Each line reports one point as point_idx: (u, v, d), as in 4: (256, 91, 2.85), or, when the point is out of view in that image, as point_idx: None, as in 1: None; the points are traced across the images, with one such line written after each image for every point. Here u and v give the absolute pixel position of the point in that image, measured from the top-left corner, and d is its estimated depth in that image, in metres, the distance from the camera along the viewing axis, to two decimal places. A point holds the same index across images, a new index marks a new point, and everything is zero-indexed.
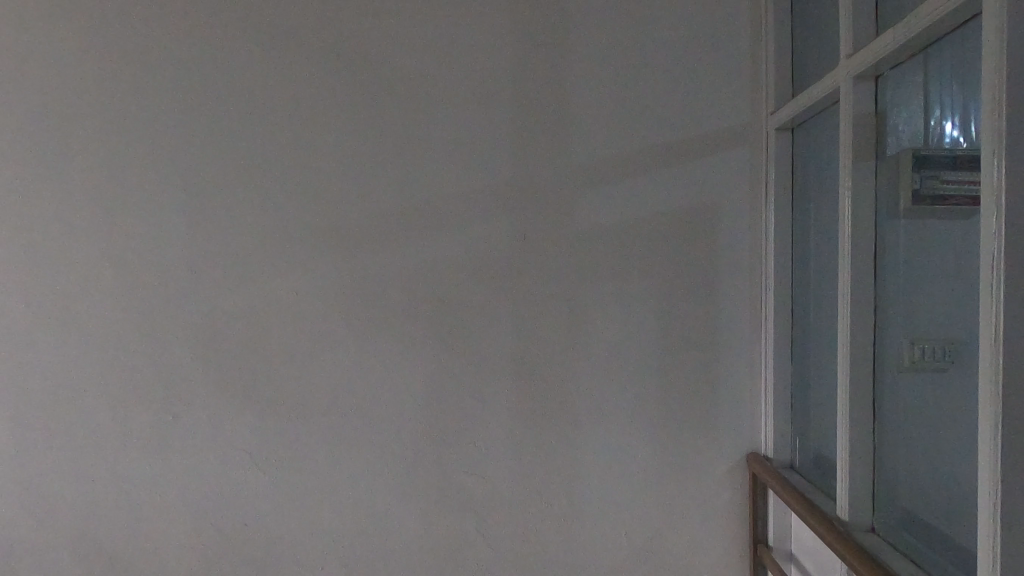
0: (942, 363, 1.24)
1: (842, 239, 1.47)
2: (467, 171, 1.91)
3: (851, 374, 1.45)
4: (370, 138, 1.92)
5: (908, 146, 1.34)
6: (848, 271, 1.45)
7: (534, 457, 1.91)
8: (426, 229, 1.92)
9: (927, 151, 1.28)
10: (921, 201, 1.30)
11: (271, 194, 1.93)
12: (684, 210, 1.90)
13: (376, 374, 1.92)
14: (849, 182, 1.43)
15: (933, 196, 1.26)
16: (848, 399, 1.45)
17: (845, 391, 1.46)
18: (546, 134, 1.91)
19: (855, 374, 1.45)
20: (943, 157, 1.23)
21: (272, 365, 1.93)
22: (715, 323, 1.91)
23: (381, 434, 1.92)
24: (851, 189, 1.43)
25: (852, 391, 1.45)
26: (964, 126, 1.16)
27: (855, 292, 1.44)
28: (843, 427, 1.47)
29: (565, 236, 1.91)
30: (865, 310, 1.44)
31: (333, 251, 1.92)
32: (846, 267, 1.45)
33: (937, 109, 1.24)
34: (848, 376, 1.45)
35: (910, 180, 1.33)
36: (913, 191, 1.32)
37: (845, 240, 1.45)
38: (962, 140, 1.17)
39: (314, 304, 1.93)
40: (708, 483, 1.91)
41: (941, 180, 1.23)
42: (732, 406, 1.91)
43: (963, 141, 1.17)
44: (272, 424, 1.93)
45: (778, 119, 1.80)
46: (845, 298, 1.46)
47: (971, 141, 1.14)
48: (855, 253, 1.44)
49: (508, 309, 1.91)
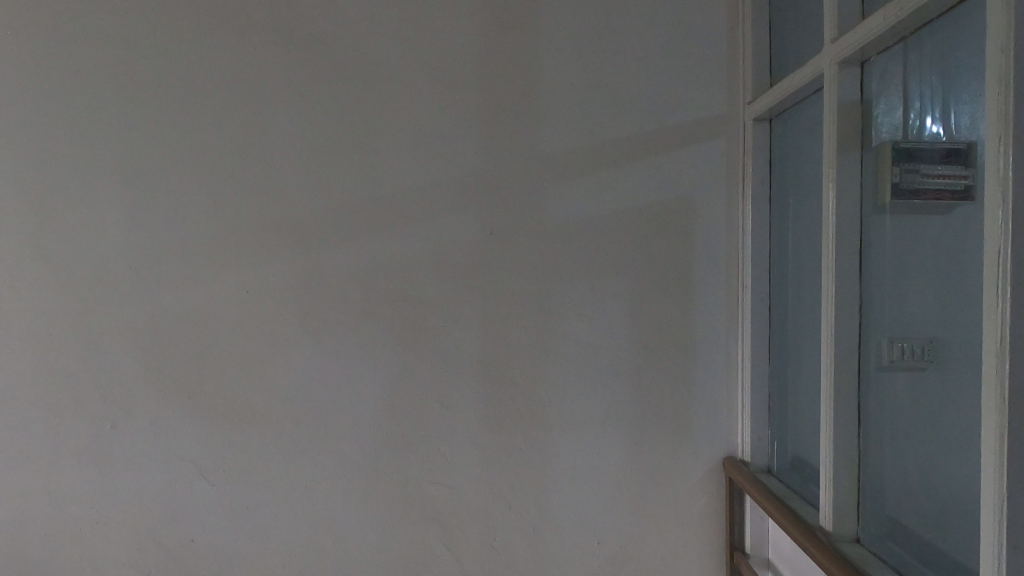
0: (921, 363, 1.20)
1: (826, 234, 1.38)
2: (430, 162, 1.80)
3: (835, 377, 1.37)
4: (326, 127, 1.80)
5: (887, 139, 1.28)
6: (833, 267, 1.36)
7: (501, 464, 1.82)
8: (386, 223, 1.80)
9: (907, 144, 1.22)
10: (902, 196, 1.24)
11: (219, 186, 1.80)
12: (658, 204, 1.82)
13: (334, 378, 1.81)
14: (834, 174, 1.35)
15: (914, 191, 1.21)
16: (832, 403, 1.37)
17: (828, 394, 1.38)
18: (514, 123, 1.81)
19: (840, 376, 1.37)
20: (925, 150, 1.17)
21: (220, 369, 1.81)
22: (690, 322, 1.83)
23: (338, 441, 1.81)
24: (835, 181, 1.35)
25: (836, 395, 1.37)
26: (950, 116, 1.10)
27: (842, 290, 1.36)
28: (827, 432, 1.39)
29: (534, 230, 1.81)
30: (851, 309, 1.36)
31: (286, 246, 1.80)
32: (830, 262, 1.36)
33: (919, 100, 1.18)
34: (834, 378, 1.37)
35: (898, 173, 1.24)
36: (893, 185, 1.26)
37: (829, 234, 1.37)
38: (947, 131, 1.11)
39: (266, 304, 1.80)
40: (683, 489, 1.83)
41: (922, 174, 1.18)
42: (708, 408, 1.83)
43: (948, 133, 1.11)
44: (221, 432, 1.80)
45: (756, 109, 1.72)
46: (828, 296, 1.38)
47: (958, 132, 1.08)
48: (840, 249, 1.35)
49: (474, 308, 1.81)
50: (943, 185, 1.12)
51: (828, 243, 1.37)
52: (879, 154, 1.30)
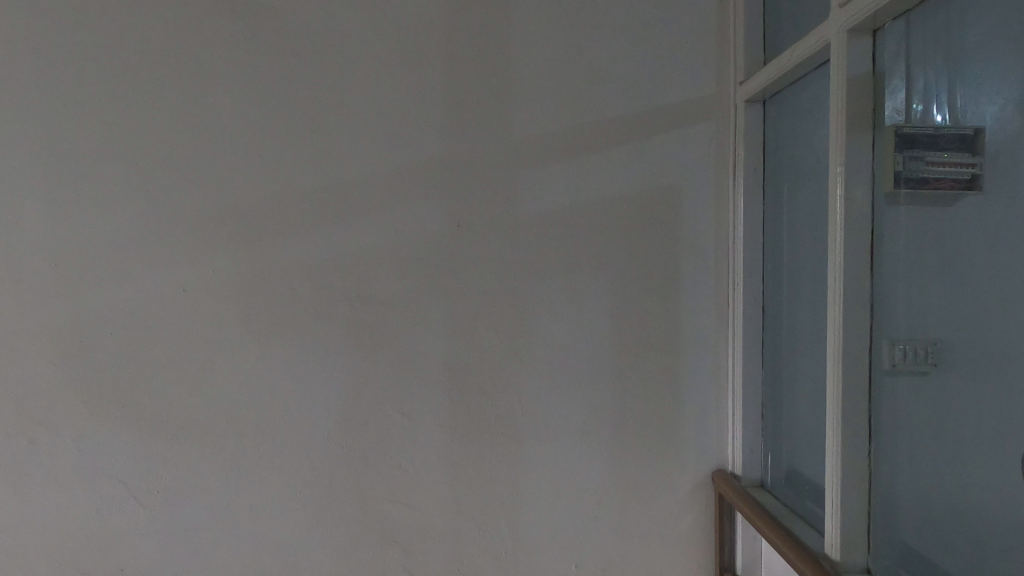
0: (921, 368, 1.09)
1: (833, 226, 1.22)
2: (390, 146, 1.63)
3: (843, 386, 1.21)
4: (274, 106, 1.61)
5: (901, 118, 1.13)
6: (841, 262, 1.20)
7: (468, 481, 1.65)
8: (341, 214, 1.62)
9: (924, 124, 1.08)
10: (904, 185, 1.12)
11: (152, 172, 1.60)
12: (642, 194, 1.66)
13: (284, 388, 1.62)
14: (842, 158, 1.20)
15: (917, 180, 1.09)
16: (839, 416, 1.21)
17: (835, 406, 1.23)
18: (483, 104, 1.64)
19: (849, 384, 1.21)
20: (932, 135, 1.06)
21: (154, 377, 1.61)
22: (676, 324, 1.67)
23: (288, 458, 1.62)
24: (841, 165, 1.20)
25: (844, 407, 1.21)
26: (961, 99, 0.99)
27: (852, 289, 1.20)
28: (834, 447, 1.24)
29: (505, 223, 1.64)
30: (861, 311, 1.20)
31: (230, 240, 1.61)
32: (838, 256, 1.21)
33: (927, 80, 1.07)
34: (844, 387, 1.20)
35: (919, 157, 1.09)
36: (909, 171, 1.11)
37: (836, 224, 1.21)
38: (957, 116, 1.01)
39: (207, 304, 1.61)
40: (668, 507, 1.68)
41: (927, 162, 1.07)
42: (695, 417, 1.68)
43: (958, 118, 1.00)
44: (155, 448, 1.61)
45: (749, 89, 1.57)
46: (835, 296, 1.22)
47: (971, 117, 0.98)
48: (848, 243, 1.20)
49: (440, 308, 1.64)
50: (952, 175, 1.01)
51: (835, 234, 1.21)
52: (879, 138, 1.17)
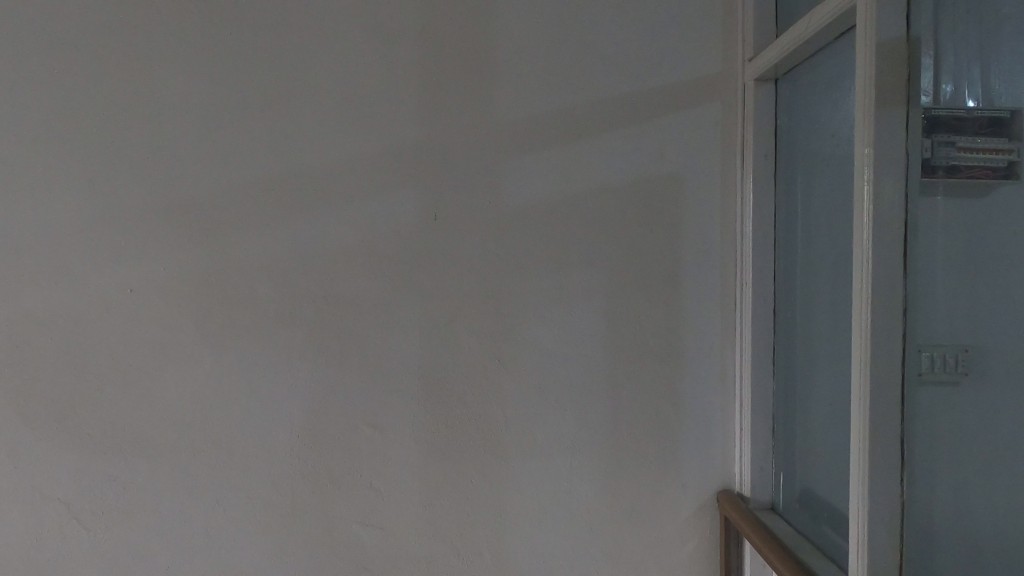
0: (953, 377, 0.94)
1: (860, 219, 1.03)
2: (360, 129, 1.47)
3: (871, 410, 1.02)
4: (230, 85, 1.45)
5: (929, 96, 0.97)
6: (871, 266, 1.01)
7: (446, 502, 1.49)
8: (306, 206, 1.47)
9: (962, 103, 0.92)
10: (935, 174, 0.96)
11: (95, 159, 1.44)
12: (640, 184, 1.50)
13: (242, 398, 1.47)
14: (871, 138, 1.00)
15: (949, 168, 0.94)
16: (866, 444, 1.03)
17: (861, 433, 1.04)
18: (463, 83, 1.48)
19: (880, 405, 1.02)
20: (967, 117, 0.92)
21: (98, 387, 1.46)
22: (678, 328, 1.51)
23: (247, 476, 1.47)
24: (869, 146, 1.01)
25: (871, 433, 1.02)
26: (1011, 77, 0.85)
27: (881, 296, 1.00)
28: (859, 487, 1.04)
29: (487, 215, 1.48)
30: (893, 321, 1.01)
31: (183, 235, 1.46)
32: (866, 257, 1.02)
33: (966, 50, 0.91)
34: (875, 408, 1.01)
35: (953, 141, 0.93)
36: (941, 158, 0.95)
37: (863, 218, 1.02)
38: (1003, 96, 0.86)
39: (156, 306, 1.46)
40: (669, 531, 1.52)
41: (961, 148, 0.92)
42: (699, 431, 1.52)
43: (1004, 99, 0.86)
44: (100, 465, 1.46)
45: (761, 63, 1.40)
46: (862, 302, 1.03)
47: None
48: (878, 240, 1.00)
49: (415, 310, 1.48)
50: (988, 163, 0.88)
51: (863, 232, 1.02)
52: (908, 117, 0.99)
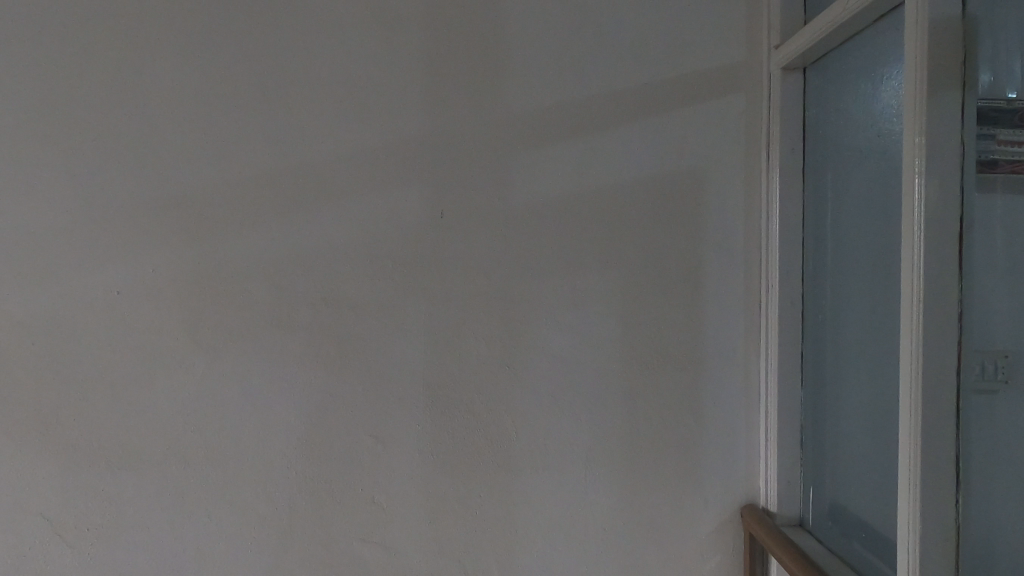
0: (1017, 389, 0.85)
1: (911, 214, 0.94)
2: (362, 121, 1.38)
3: (925, 426, 0.93)
4: (225, 74, 1.37)
5: (975, 85, 0.89)
6: (924, 270, 0.92)
7: (452, 518, 1.40)
8: (304, 202, 1.38)
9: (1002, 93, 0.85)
10: (995, 169, 0.86)
11: (79, 152, 1.36)
12: (659, 180, 1.41)
13: (236, 407, 1.38)
14: (925, 126, 0.91)
15: (993, 164, 0.86)
16: (918, 462, 0.93)
17: (912, 449, 0.95)
18: (471, 72, 1.39)
19: (933, 420, 0.93)
20: (1006, 108, 0.85)
21: (82, 394, 1.37)
22: (699, 332, 1.42)
23: (240, 490, 1.39)
24: (922, 134, 0.92)
25: (923, 450, 0.93)
26: None
27: (937, 302, 0.91)
28: (911, 513, 0.95)
29: (497, 212, 1.40)
30: (949, 327, 0.92)
31: (173, 233, 1.37)
32: (919, 256, 0.92)
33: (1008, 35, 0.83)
34: (929, 423, 0.92)
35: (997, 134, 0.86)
36: (988, 154, 0.87)
37: (913, 219, 0.93)
38: None
39: (145, 308, 1.37)
40: (689, 548, 1.43)
41: (1005, 142, 0.85)
42: (721, 441, 1.43)
43: None
44: (85, 478, 1.37)
45: (789, 50, 1.32)
46: (914, 306, 0.93)
47: None
48: (932, 238, 0.91)
49: (420, 313, 1.39)
50: None
51: (913, 234, 0.93)
52: (962, 105, 0.90)
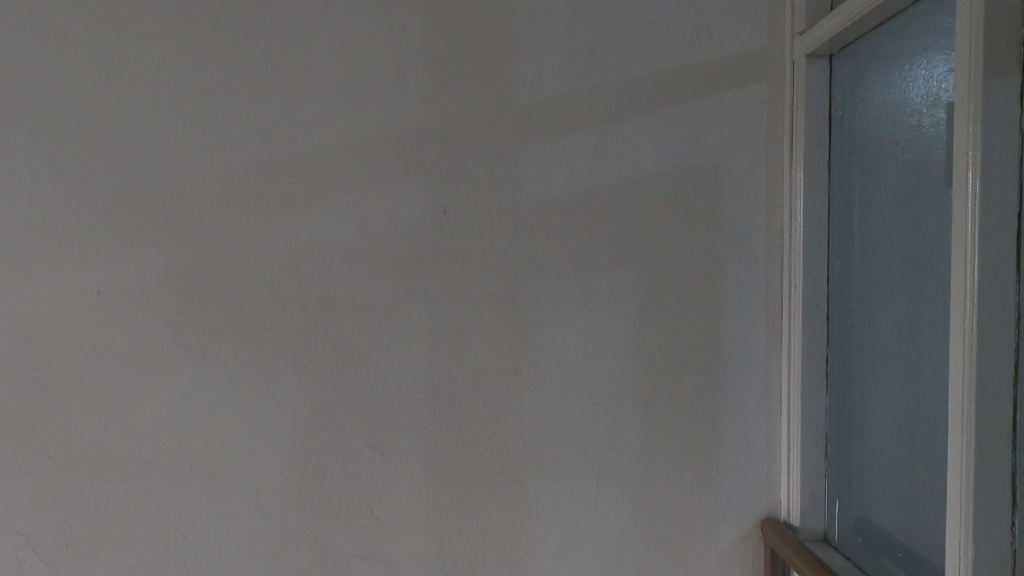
0: None
1: (963, 210, 0.86)
2: (361, 111, 1.30)
3: (978, 441, 0.85)
4: (214, 60, 1.29)
5: None
6: (979, 274, 0.84)
7: (456, 533, 1.32)
8: (299, 197, 1.30)
9: None
10: None
11: (57, 144, 1.27)
12: (676, 175, 1.33)
13: (226, 415, 1.30)
14: (979, 114, 0.84)
15: None
16: (970, 479, 0.86)
17: (962, 465, 0.87)
18: (476, 59, 1.31)
19: (986, 435, 0.85)
20: None
21: (61, 402, 1.28)
22: (716, 336, 1.35)
23: (230, 502, 1.30)
24: (976, 123, 0.84)
25: (975, 467, 0.86)
26: None
27: (992, 308, 0.84)
28: (963, 537, 0.87)
29: (503, 208, 1.32)
30: (1006, 333, 0.84)
31: (158, 230, 1.28)
32: (972, 255, 0.85)
33: None
34: (982, 437, 0.85)
35: None
36: None
37: (966, 216, 0.85)
38: None
39: (128, 310, 1.29)
40: (706, 564, 1.35)
41: None
42: (740, 451, 1.36)
43: None
44: (63, 492, 1.28)
45: (815, 37, 1.24)
46: (966, 310, 0.86)
47: None
48: (987, 237, 0.84)
49: (421, 316, 1.31)
50: None
51: (966, 236, 0.85)
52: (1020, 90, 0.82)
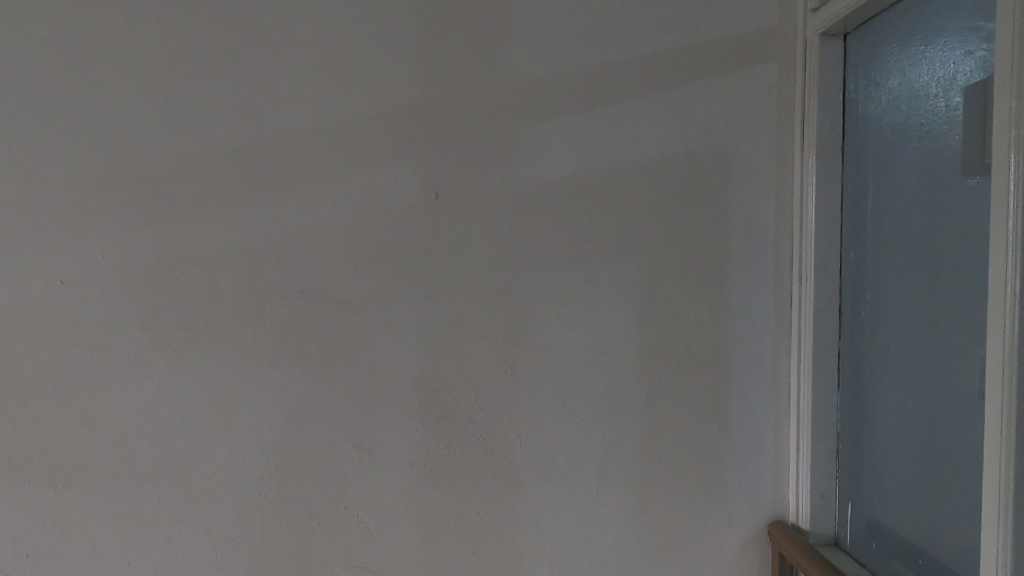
0: None
1: (1005, 191, 0.80)
2: (346, 90, 1.22)
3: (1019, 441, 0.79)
4: (188, 34, 1.20)
5: None
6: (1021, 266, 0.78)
7: (448, 538, 1.25)
8: (279, 182, 1.21)
9: None
10: None
11: (17, 123, 1.17)
12: (680, 161, 1.26)
13: (202, 415, 1.21)
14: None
15: None
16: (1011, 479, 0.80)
17: (1002, 464, 0.81)
18: (471, 36, 1.23)
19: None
20: None
21: (20, 401, 1.19)
22: (723, 331, 1.28)
23: (206, 508, 1.22)
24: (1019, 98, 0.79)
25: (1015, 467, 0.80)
26: None
27: None
28: (1001, 541, 0.82)
29: (499, 195, 1.24)
30: None
31: (127, 215, 1.19)
32: (1013, 238, 0.79)
33: None
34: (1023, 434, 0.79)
35: None
36: None
37: (1008, 196, 0.80)
38: None
39: (94, 303, 1.19)
40: (710, 569, 1.29)
41: None
42: (747, 452, 1.29)
43: None
44: (24, 498, 1.19)
45: (828, 16, 1.17)
46: (1007, 298, 0.80)
47: None
48: None
49: (411, 310, 1.23)
50: None
51: (1009, 218, 0.79)
52: None
